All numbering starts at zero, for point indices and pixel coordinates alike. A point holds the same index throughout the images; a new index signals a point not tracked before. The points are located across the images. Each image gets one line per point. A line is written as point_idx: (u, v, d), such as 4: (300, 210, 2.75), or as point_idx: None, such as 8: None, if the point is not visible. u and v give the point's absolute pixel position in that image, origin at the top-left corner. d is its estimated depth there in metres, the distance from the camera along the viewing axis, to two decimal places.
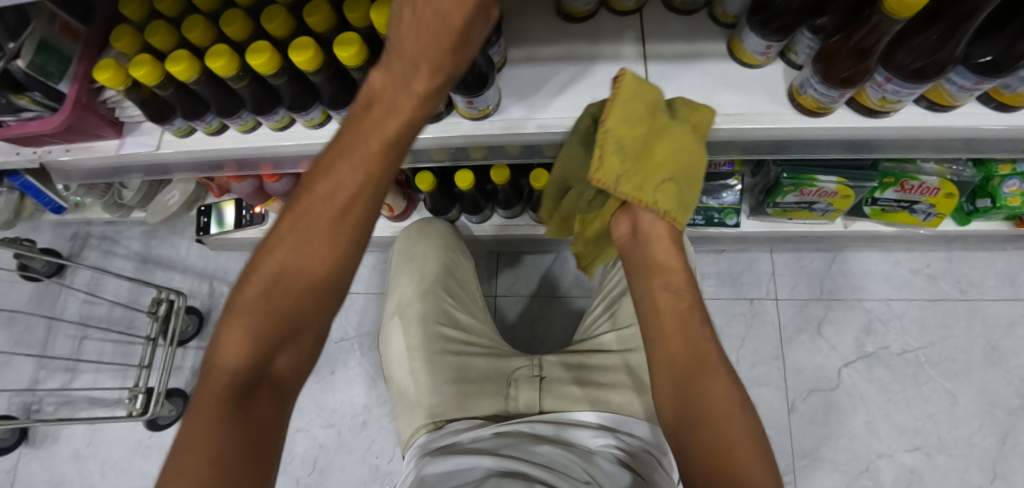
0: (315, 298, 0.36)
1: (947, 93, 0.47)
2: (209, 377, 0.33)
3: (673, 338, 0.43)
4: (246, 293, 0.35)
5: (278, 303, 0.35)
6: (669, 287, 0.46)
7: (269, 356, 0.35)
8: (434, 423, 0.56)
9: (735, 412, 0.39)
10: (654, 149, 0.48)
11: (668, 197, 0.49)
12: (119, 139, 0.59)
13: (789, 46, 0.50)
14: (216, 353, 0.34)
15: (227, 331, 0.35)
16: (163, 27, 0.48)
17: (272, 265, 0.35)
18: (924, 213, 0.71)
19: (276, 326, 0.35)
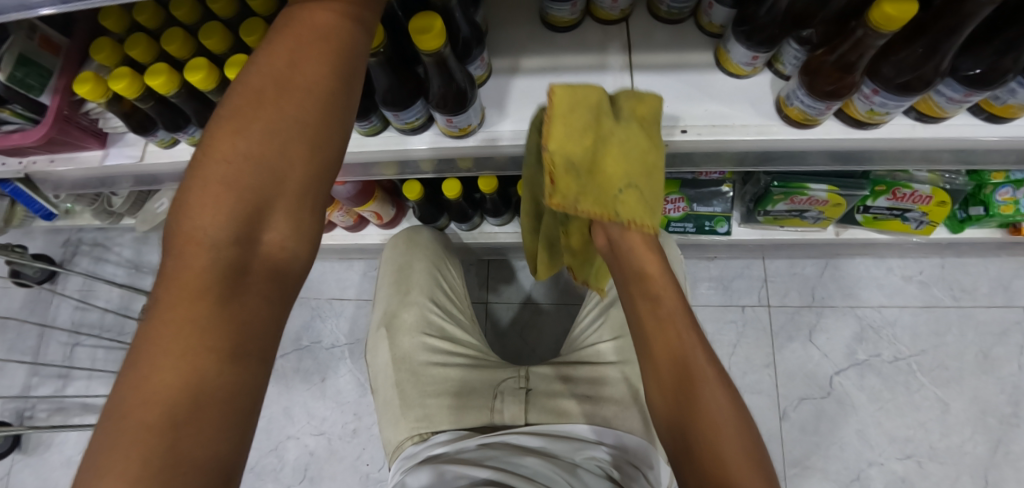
0: (307, 156, 0.30)
1: (936, 105, 0.46)
2: (179, 256, 0.28)
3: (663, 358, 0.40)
4: (215, 148, 0.29)
5: (259, 159, 0.29)
6: (654, 304, 0.42)
7: (253, 226, 0.29)
8: (420, 435, 0.56)
9: (732, 438, 0.36)
10: (603, 160, 0.44)
11: (633, 206, 0.44)
12: (102, 150, 0.59)
13: (775, 56, 0.49)
14: (183, 225, 0.28)
15: (197, 197, 0.28)
16: (142, 39, 0.47)
17: (245, 115, 0.29)
18: (916, 221, 0.70)
19: (256, 185, 0.29)
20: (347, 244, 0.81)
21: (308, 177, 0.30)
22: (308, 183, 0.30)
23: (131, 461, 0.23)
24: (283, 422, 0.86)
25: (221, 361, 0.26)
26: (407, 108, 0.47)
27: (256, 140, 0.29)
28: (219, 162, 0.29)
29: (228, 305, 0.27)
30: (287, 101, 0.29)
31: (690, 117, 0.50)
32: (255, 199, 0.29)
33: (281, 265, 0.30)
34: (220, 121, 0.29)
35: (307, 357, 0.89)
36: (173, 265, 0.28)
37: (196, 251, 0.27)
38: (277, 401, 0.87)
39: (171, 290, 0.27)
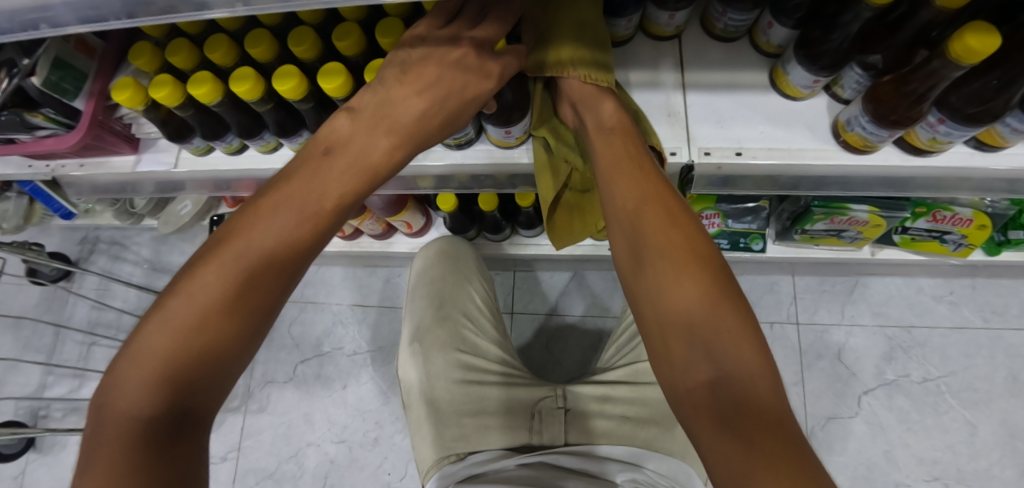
0: (235, 337, 0.34)
1: (999, 135, 0.45)
2: (109, 412, 0.30)
3: (677, 264, 0.35)
4: (161, 315, 0.33)
5: (193, 327, 0.33)
6: (669, 222, 0.37)
7: (181, 397, 0.32)
8: (456, 455, 0.55)
9: (753, 358, 0.30)
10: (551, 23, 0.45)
11: (585, 61, 0.45)
12: (134, 155, 0.57)
13: (835, 79, 0.48)
14: (112, 401, 0.31)
15: (134, 371, 0.31)
16: (184, 45, 0.46)
17: (194, 287, 0.34)
18: (954, 243, 0.69)
19: (190, 364, 0.32)
20: (373, 252, 0.79)
21: (231, 340, 0.34)
22: (234, 345, 0.34)
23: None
24: (303, 429, 0.85)
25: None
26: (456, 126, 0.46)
27: (199, 309, 0.33)
28: (163, 329, 0.33)
29: (162, 453, 0.29)
30: (234, 293, 0.35)
31: (745, 139, 0.48)
32: (190, 357, 0.33)
33: (207, 415, 0.33)
34: (171, 293, 0.34)
35: (327, 363, 0.88)
36: (101, 419, 0.30)
37: (121, 416, 0.30)
38: (297, 407, 0.87)
39: (109, 434, 0.30)
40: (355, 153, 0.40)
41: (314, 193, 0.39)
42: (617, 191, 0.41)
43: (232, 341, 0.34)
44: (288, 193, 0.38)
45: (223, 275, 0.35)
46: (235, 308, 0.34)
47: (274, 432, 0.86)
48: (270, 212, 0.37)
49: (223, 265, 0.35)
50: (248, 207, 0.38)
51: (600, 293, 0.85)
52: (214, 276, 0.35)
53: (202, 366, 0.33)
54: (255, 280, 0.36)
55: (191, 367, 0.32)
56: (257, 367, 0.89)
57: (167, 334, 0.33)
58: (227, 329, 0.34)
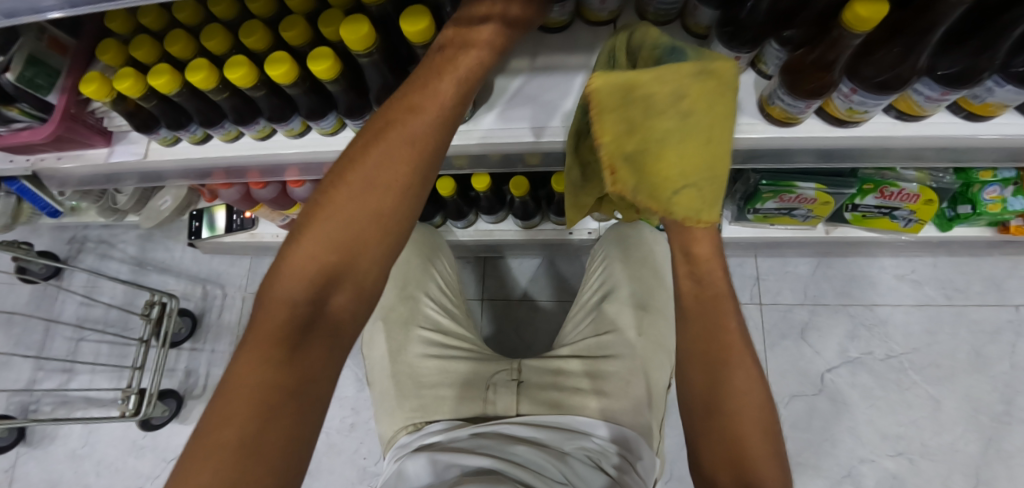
0: (375, 239, 0.36)
1: (915, 104, 0.47)
2: (272, 295, 0.34)
3: (743, 408, 0.39)
4: (321, 220, 0.35)
5: (347, 233, 0.35)
6: (745, 372, 0.40)
7: (325, 290, 0.34)
8: (414, 424, 0.58)
9: None
10: (656, 156, 0.40)
11: (689, 204, 0.41)
12: (107, 147, 0.61)
13: (758, 56, 0.51)
14: (274, 285, 0.35)
15: (291, 263, 0.35)
16: (147, 41, 0.49)
17: (355, 194, 0.35)
18: (905, 219, 0.71)
19: (332, 259, 0.35)
20: None
21: (376, 252, 0.36)
22: (378, 255, 0.36)
23: (223, 450, 0.29)
24: None
25: (286, 394, 0.31)
26: None
27: (353, 216, 0.35)
28: (324, 231, 0.35)
29: (299, 347, 0.33)
30: (372, 192, 0.36)
31: None
32: (337, 261, 0.35)
33: (348, 314, 0.35)
34: (332, 192, 0.36)
35: None
36: (267, 302, 0.34)
37: (282, 303, 0.33)
38: None
39: (264, 319, 0.33)
40: (473, 46, 0.38)
41: (436, 84, 0.37)
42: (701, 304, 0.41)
43: (367, 236, 0.35)
44: (429, 101, 0.37)
45: (365, 171, 0.36)
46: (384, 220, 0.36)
47: None
48: (398, 107, 0.37)
49: (378, 175, 0.36)
50: (383, 105, 0.38)
51: (569, 278, 0.87)
52: (371, 186, 0.36)
53: (343, 263, 0.35)
54: (392, 181, 0.36)
55: (339, 271, 0.35)
56: None
57: (331, 229, 0.35)
58: (370, 236, 0.36)
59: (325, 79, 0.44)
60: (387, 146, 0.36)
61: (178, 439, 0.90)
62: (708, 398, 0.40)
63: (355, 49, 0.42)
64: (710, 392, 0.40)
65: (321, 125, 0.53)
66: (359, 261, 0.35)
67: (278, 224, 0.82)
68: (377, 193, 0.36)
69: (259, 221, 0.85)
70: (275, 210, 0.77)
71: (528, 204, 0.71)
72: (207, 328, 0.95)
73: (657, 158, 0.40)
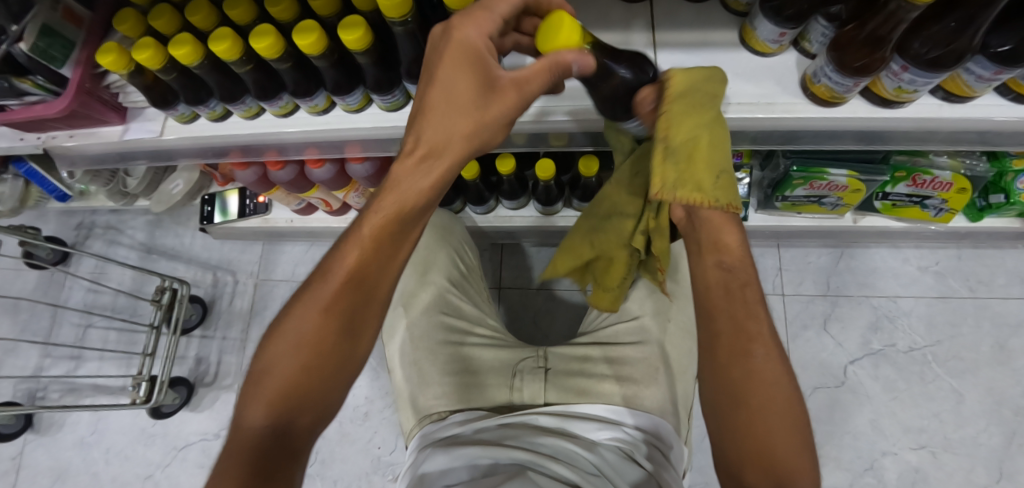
0: (330, 369, 0.37)
1: (964, 84, 0.46)
2: (236, 428, 0.35)
3: (769, 399, 0.35)
4: (279, 344, 0.37)
5: (291, 370, 0.36)
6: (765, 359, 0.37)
7: (288, 420, 0.35)
8: (437, 413, 0.56)
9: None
10: (698, 148, 0.40)
11: (725, 188, 0.41)
12: (122, 124, 0.59)
13: (802, 34, 0.50)
14: (238, 418, 0.35)
15: (250, 395, 0.36)
16: (167, 10, 0.47)
17: (294, 336, 0.36)
18: (936, 208, 0.70)
19: (288, 390, 0.35)
20: None
21: (317, 380, 0.36)
22: (324, 386, 0.37)
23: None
24: None
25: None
26: None
27: (295, 354, 0.36)
28: (272, 367, 0.36)
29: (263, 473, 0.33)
30: (326, 324, 0.37)
31: None
32: (284, 399, 0.35)
33: (306, 439, 0.36)
34: (277, 330, 0.37)
35: None
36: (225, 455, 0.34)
37: (238, 447, 0.33)
38: None
39: (225, 459, 0.33)
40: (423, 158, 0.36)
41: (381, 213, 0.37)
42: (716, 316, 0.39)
43: (330, 366, 0.37)
44: (357, 230, 0.37)
45: (322, 307, 0.37)
46: (323, 348, 0.36)
47: None
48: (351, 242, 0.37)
49: (315, 314, 0.37)
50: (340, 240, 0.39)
51: None
52: (309, 326, 0.36)
53: (301, 393, 0.36)
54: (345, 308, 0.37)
55: (297, 400, 0.36)
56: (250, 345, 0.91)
57: (285, 361, 0.36)
58: (326, 363, 0.37)
59: (355, 50, 0.43)
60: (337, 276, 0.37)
61: (188, 427, 0.89)
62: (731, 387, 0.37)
63: (390, 16, 0.40)
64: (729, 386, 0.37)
65: (347, 101, 0.50)
66: (316, 389, 0.36)
67: (292, 209, 0.80)
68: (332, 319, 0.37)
69: (273, 207, 0.84)
70: (290, 194, 0.76)
71: (552, 188, 0.69)
72: (217, 315, 0.94)
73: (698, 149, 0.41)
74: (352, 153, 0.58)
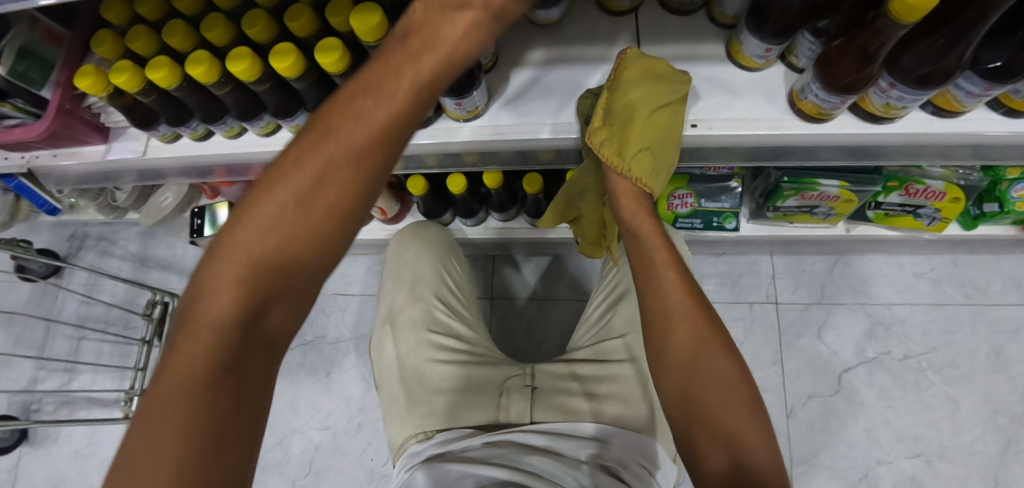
0: (310, 268, 0.33)
1: (954, 99, 0.45)
2: (197, 315, 0.31)
3: (709, 372, 0.40)
4: (250, 224, 0.31)
5: (272, 249, 0.31)
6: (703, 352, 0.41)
7: (259, 310, 0.32)
8: (425, 433, 0.56)
9: (761, 450, 0.36)
10: (634, 119, 0.49)
11: (644, 164, 0.50)
12: (104, 145, 0.58)
13: (789, 48, 0.49)
14: (200, 300, 0.32)
15: (218, 279, 0.32)
16: (143, 32, 0.47)
17: (283, 208, 0.31)
18: (929, 217, 0.69)
19: (264, 278, 0.32)
20: None
21: (307, 269, 0.32)
22: (309, 279, 0.33)
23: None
24: (288, 416, 0.86)
25: (209, 444, 0.29)
26: None
27: (281, 232, 0.31)
28: (245, 250, 0.31)
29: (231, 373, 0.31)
30: (312, 211, 0.31)
31: (703, 111, 0.49)
32: (262, 284, 0.32)
33: (278, 328, 0.34)
34: (251, 212, 0.32)
35: (312, 351, 0.89)
36: (187, 328, 0.32)
37: (203, 330, 0.31)
38: (282, 395, 0.87)
39: (189, 348, 0.31)
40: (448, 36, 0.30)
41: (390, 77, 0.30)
42: (659, 323, 0.44)
43: (313, 262, 0.32)
44: (384, 91, 0.29)
45: (304, 193, 0.31)
46: (317, 237, 0.32)
47: None
48: (347, 108, 0.30)
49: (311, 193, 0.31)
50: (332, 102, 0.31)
51: (579, 275, 0.85)
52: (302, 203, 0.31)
53: (277, 282, 0.32)
54: (339, 194, 0.31)
55: (272, 293, 0.32)
56: None
57: (260, 248, 0.31)
58: (310, 255, 0.32)
59: (333, 72, 0.42)
60: (330, 151, 0.30)
61: None
62: (684, 385, 0.41)
63: (366, 40, 0.39)
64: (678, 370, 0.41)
65: None
66: (290, 286, 0.33)
67: None
68: (319, 208, 0.31)
69: None
70: None
71: (540, 201, 0.69)
72: None
73: (633, 120, 0.49)
74: None
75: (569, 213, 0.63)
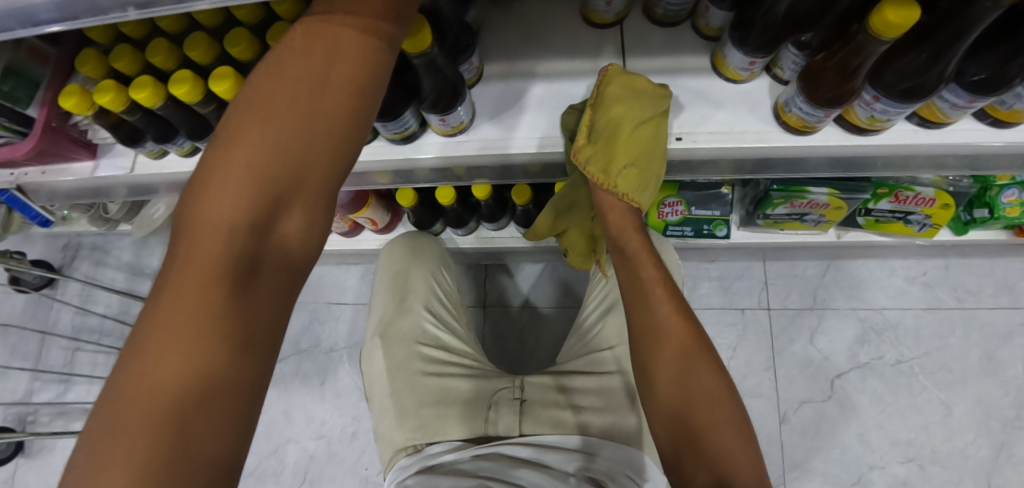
0: (323, 166, 0.31)
1: (938, 111, 0.45)
2: (200, 219, 0.29)
3: (698, 391, 0.42)
4: (254, 122, 0.29)
5: (289, 138, 0.30)
6: (694, 372, 0.42)
7: (270, 216, 0.30)
8: (414, 446, 0.56)
9: (747, 468, 0.38)
10: (618, 134, 0.49)
11: (631, 180, 0.50)
12: (93, 161, 0.58)
13: (774, 60, 0.48)
14: (200, 206, 0.29)
15: (221, 180, 0.29)
16: (127, 51, 0.47)
17: (302, 94, 0.30)
18: (919, 223, 0.69)
19: (275, 177, 0.30)
20: (343, 249, 0.82)
21: (328, 163, 0.31)
22: (328, 176, 0.31)
23: (135, 450, 0.25)
24: (283, 425, 0.86)
25: (229, 358, 0.28)
26: (397, 118, 0.46)
27: (302, 118, 0.30)
28: (250, 146, 0.29)
29: (243, 292, 0.29)
30: (322, 100, 0.30)
31: (688, 123, 0.49)
32: (279, 180, 0.30)
33: (289, 246, 0.31)
34: (252, 108, 0.30)
35: (305, 360, 0.89)
36: (187, 240, 0.29)
37: (212, 231, 0.29)
38: (277, 404, 0.87)
39: (197, 256, 0.28)
40: None
41: None
42: (649, 340, 0.45)
43: (328, 159, 0.31)
44: None
45: (313, 83, 0.30)
46: (340, 125, 0.31)
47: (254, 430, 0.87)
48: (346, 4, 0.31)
49: (334, 76, 0.30)
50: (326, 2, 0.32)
51: (572, 282, 0.86)
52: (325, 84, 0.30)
53: (289, 181, 0.30)
54: (350, 84, 0.30)
55: (284, 193, 0.30)
56: None
57: (268, 144, 0.29)
58: (323, 151, 0.30)
59: None
60: (339, 41, 0.30)
61: None
62: (673, 404, 0.42)
63: None
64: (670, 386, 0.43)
65: None
66: (302, 189, 0.30)
67: None
68: (330, 97, 0.30)
69: None
70: None
71: (530, 211, 0.69)
72: None
73: (617, 136, 0.49)
74: None
75: (557, 226, 0.62)
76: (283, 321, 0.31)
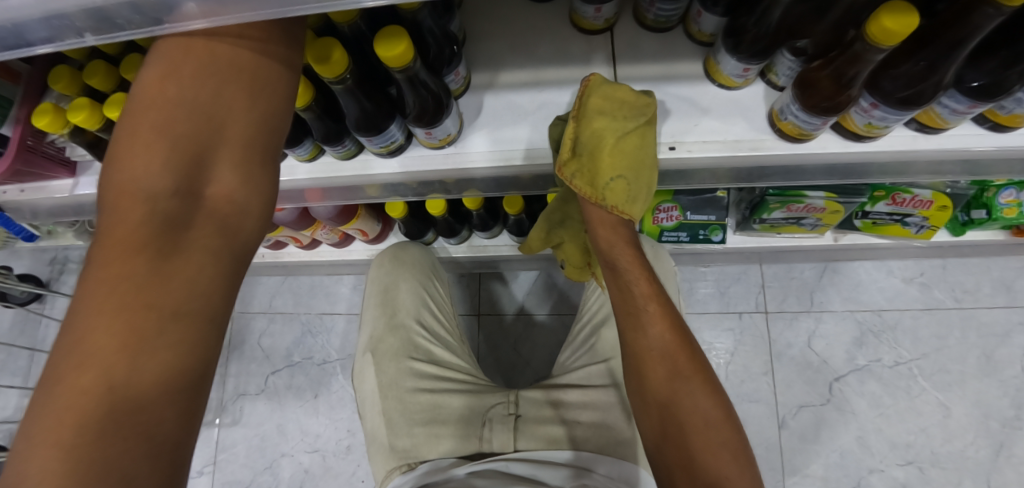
0: (243, 118, 0.30)
1: (937, 116, 0.43)
2: (119, 188, 0.27)
3: (691, 414, 0.42)
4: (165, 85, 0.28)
5: (204, 93, 0.28)
6: (690, 395, 0.43)
7: (194, 178, 0.28)
8: (408, 464, 0.55)
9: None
10: (602, 148, 0.48)
11: (619, 193, 0.49)
12: (72, 179, 0.56)
13: (768, 66, 0.47)
14: (117, 174, 0.27)
15: (133, 144, 0.27)
16: (101, 67, 0.45)
17: (208, 57, 0.29)
18: (917, 225, 0.68)
19: (192, 133, 0.28)
20: (333, 259, 0.81)
21: (248, 126, 0.30)
22: (251, 128, 0.30)
23: (64, 425, 0.23)
24: (277, 439, 0.85)
25: (157, 322, 0.26)
26: (381, 133, 0.44)
27: (213, 82, 0.29)
28: (162, 105, 0.28)
29: (167, 256, 0.27)
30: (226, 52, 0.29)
31: (680, 132, 0.48)
32: (195, 148, 0.28)
33: (221, 209, 0.30)
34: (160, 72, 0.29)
35: (298, 373, 0.88)
36: (108, 215, 0.27)
37: (130, 202, 0.27)
38: (271, 418, 0.86)
39: (116, 225, 0.27)
40: None
41: None
42: (642, 362, 0.45)
43: (247, 111, 0.30)
44: None
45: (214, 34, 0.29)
46: (255, 88, 0.30)
47: (248, 445, 0.86)
48: None
49: (240, 41, 0.30)
50: None
51: (566, 289, 0.85)
52: (233, 46, 0.30)
53: (209, 137, 0.29)
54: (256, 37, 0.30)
55: (208, 150, 0.29)
56: (229, 381, 0.89)
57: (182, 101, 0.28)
58: (240, 103, 0.29)
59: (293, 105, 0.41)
60: None
61: None
62: (666, 427, 0.42)
63: (325, 76, 0.37)
64: (662, 409, 0.43)
65: (296, 152, 0.49)
66: (225, 145, 0.29)
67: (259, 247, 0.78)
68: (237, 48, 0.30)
69: None
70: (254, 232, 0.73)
71: (522, 222, 0.68)
72: None
73: (601, 149, 0.48)
74: (312, 200, 0.56)
75: (551, 240, 0.62)
76: (221, 284, 0.29)
